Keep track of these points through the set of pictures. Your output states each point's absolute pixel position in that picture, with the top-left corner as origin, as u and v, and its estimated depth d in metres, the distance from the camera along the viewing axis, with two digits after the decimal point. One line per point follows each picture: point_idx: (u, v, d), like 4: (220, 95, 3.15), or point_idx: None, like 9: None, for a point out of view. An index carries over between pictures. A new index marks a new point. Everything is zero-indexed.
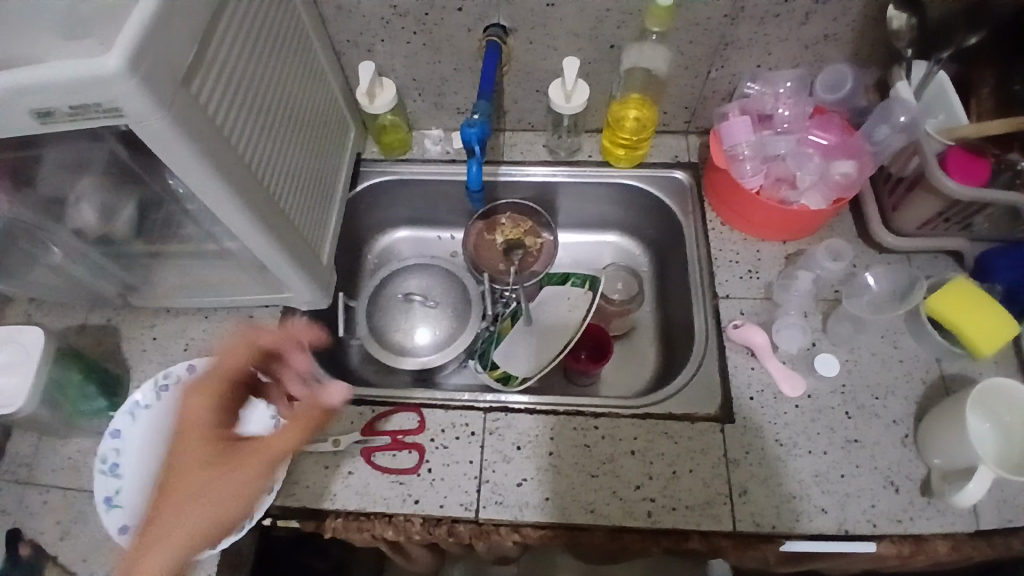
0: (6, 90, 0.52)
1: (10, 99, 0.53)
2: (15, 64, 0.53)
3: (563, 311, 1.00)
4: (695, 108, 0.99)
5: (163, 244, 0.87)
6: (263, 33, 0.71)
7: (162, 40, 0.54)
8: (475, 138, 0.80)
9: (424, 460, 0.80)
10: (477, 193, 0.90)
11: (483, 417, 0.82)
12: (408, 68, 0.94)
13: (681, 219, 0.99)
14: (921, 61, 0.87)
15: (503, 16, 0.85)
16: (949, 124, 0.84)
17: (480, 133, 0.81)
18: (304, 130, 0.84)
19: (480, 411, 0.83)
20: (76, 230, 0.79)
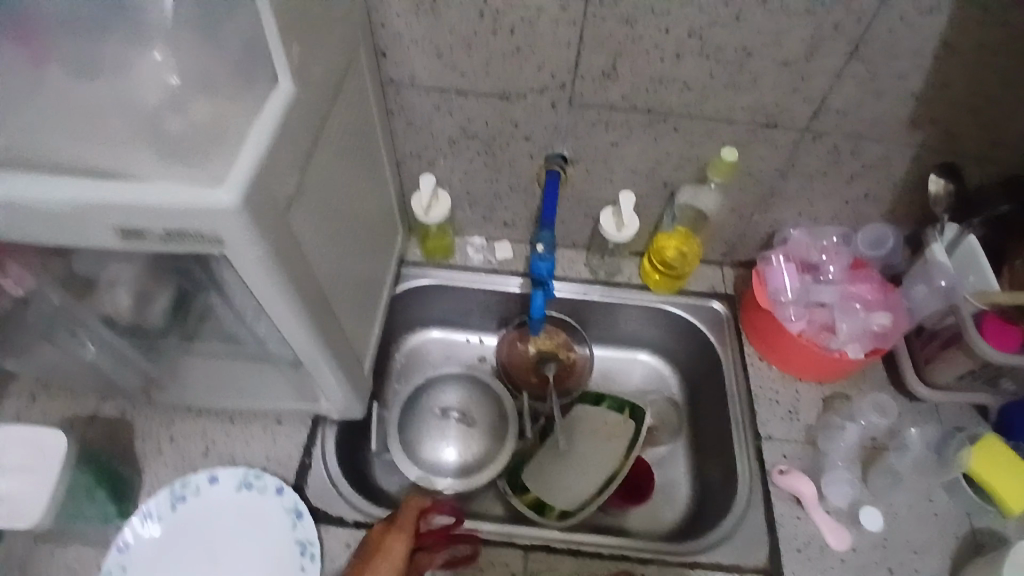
0: (90, 205, 0.47)
1: (93, 214, 0.48)
2: (99, 173, 0.48)
3: (597, 435, 0.97)
4: (735, 244, 1.02)
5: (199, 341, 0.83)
6: (346, 155, 0.71)
7: (272, 172, 0.51)
8: (547, 272, 0.82)
9: (477, 553, 0.78)
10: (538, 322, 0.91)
11: (524, 558, 0.78)
12: (464, 183, 0.96)
13: (718, 350, 1.00)
14: (953, 224, 0.90)
15: (567, 148, 0.88)
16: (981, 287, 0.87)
17: (550, 267, 0.83)
18: (361, 238, 0.83)
19: (521, 549, 0.78)
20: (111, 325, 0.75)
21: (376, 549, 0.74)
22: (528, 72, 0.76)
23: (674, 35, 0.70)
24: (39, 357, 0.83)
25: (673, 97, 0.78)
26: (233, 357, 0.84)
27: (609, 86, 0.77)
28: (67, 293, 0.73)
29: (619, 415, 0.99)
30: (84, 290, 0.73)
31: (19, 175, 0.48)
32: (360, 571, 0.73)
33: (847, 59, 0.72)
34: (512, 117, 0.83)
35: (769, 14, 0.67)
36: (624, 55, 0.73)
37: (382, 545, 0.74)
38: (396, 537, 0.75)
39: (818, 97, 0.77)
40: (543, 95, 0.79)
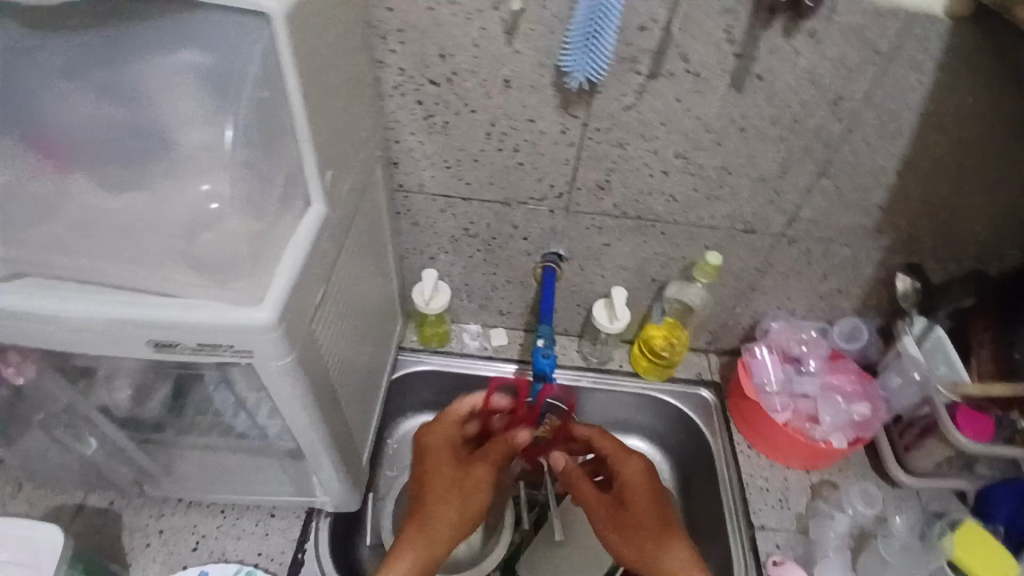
0: (129, 322, 0.50)
1: (131, 330, 0.51)
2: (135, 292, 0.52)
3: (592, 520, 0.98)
4: (719, 333, 1.07)
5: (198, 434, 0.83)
6: (359, 258, 0.76)
7: (302, 286, 0.55)
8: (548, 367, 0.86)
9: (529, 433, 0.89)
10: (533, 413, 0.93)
11: None
12: (462, 275, 1.00)
13: (707, 437, 1.03)
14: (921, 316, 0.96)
15: (562, 247, 0.93)
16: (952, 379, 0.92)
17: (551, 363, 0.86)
18: (367, 332, 0.86)
19: None
20: (112, 421, 0.75)
21: (428, 493, 0.84)
22: (529, 181, 0.83)
23: (663, 154, 0.77)
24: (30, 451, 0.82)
25: (660, 206, 0.85)
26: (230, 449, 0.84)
27: (603, 195, 0.84)
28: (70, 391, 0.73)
29: None
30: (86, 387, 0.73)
31: (59, 290, 0.51)
32: (417, 510, 0.84)
33: (816, 179, 0.80)
34: (512, 219, 0.89)
35: (746, 140, 0.75)
36: (617, 170, 0.80)
37: (432, 471, 0.86)
38: (446, 459, 0.87)
39: (791, 208, 0.84)
40: (541, 201, 0.85)
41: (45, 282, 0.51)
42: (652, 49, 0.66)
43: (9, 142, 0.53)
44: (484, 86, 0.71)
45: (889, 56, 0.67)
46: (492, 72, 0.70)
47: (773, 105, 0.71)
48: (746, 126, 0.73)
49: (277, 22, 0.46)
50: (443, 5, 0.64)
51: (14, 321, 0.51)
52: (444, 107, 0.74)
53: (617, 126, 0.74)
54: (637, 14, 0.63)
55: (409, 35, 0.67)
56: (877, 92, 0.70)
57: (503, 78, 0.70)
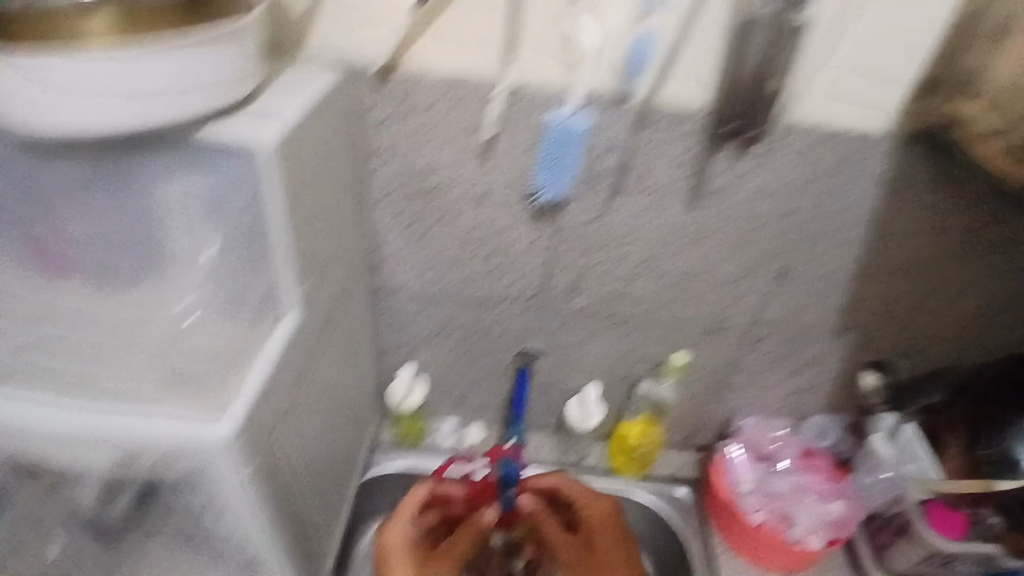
0: (96, 431, 0.53)
1: (96, 438, 0.53)
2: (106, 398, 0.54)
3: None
4: (694, 429, 1.08)
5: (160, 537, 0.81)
6: (334, 360, 0.78)
7: (267, 399, 0.58)
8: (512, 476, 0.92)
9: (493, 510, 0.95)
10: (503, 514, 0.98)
11: None
12: (439, 373, 1.01)
13: (685, 538, 1.01)
14: (887, 411, 0.97)
15: (536, 346, 0.96)
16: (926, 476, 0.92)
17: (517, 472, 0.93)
18: (343, 431, 0.87)
19: None
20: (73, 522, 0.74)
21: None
22: (502, 284, 0.86)
23: (630, 260, 0.82)
24: None
25: (630, 308, 0.88)
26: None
27: (574, 296, 0.87)
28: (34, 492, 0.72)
29: None
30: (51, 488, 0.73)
31: (35, 395, 0.54)
32: None
33: (775, 283, 0.84)
34: (487, 319, 0.92)
35: (706, 249, 0.80)
36: (587, 275, 0.84)
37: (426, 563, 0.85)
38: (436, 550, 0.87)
39: (753, 310, 0.88)
40: (516, 302, 0.89)
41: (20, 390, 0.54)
42: (614, 171, 0.71)
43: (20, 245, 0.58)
44: (461, 199, 0.76)
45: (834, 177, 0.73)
46: (469, 186, 0.74)
47: (726, 221, 0.76)
48: (706, 237, 0.78)
49: (266, 155, 0.51)
50: (423, 130, 0.69)
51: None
52: (425, 217, 0.78)
53: (585, 235, 0.79)
54: (602, 140, 0.68)
55: (393, 156, 0.72)
56: (823, 209, 0.76)
57: (479, 192, 0.75)
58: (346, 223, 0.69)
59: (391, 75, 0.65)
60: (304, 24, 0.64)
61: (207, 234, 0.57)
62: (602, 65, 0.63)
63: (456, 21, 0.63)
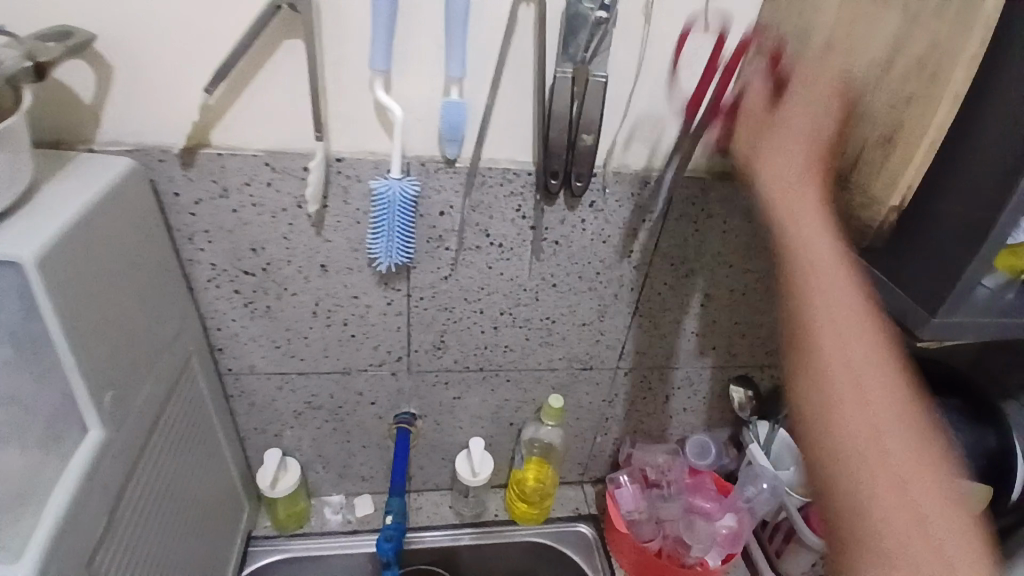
0: None
1: None
2: None
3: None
4: (587, 463, 1.08)
5: None
6: (175, 458, 0.70)
7: (77, 519, 0.51)
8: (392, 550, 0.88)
9: None
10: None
11: None
12: (315, 447, 0.95)
13: None
14: (762, 419, 1.03)
15: (413, 406, 0.92)
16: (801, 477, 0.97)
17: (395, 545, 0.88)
18: (200, 532, 0.78)
19: None
20: None
21: None
22: (364, 350, 0.83)
23: (489, 313, 0.81)
24: None
25: (499, 358, 0.87)
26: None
27: (441, 354, 0.85)
28: None
29: None
30: None
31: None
32: None
33: (632, 319, 0.87)
34: (355, 388, 0.88)
35: (560, 294, 0.81)
36: (450, 332, 0.83)
37: None
38: None
39: (618, 345, 0.90)
40: (382, 367, 0.85)
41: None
42: (455, 229, 0.72)
43: None
44: (300, 272, 0.73)
45: (666, 216, 0.76)
46: (306, 259, 0.72)
47: (575, 263, 0.78)
48: (557, 283, 0.80)
49: (29, 271, 0.48)
50: (245, 207, 0.67)
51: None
52: (264, 293, 0.75)
53: (439, 294, 0.78)
54: (434, 202, 0.69)
55: (215, 235, 0.69)
56: (663, 243, 0.79)
57: (320, 263, 0.73)
58: (164, 317, 0.67)
59: (196, 150, 0.64)
60: (93, 107, 0.61)
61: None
62: (414, 129, 0.64)
63: (256, 95, 0.61)
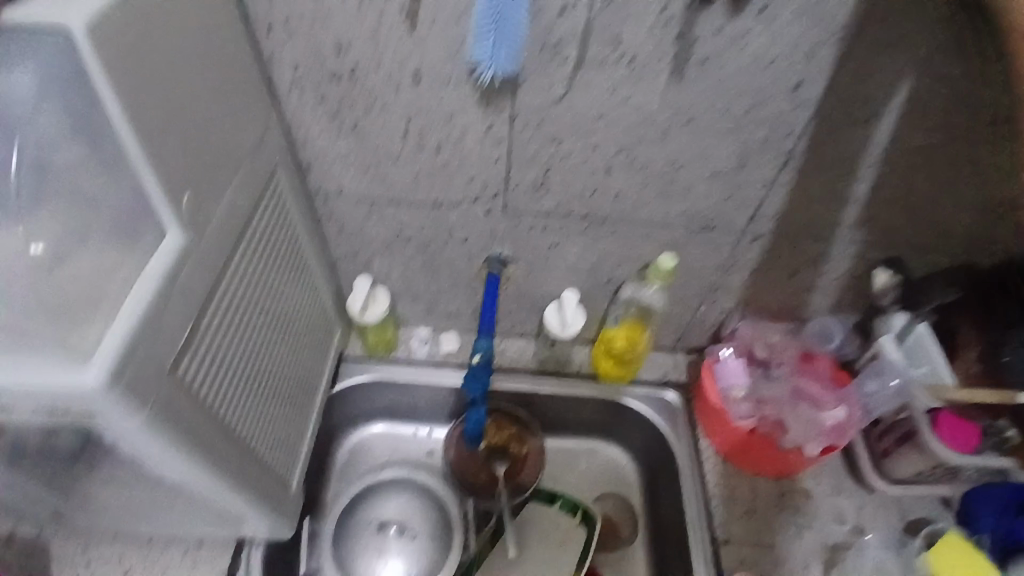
0: None
1: None
2: None
3: (558, 541, 0.94)
4: (685, 331, 1.00)
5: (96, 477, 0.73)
6: (264, 277, 0.68)
7: (155, 326, 0.48)
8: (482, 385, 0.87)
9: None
10: (472, 425, 0.95)
11: None
12: (404, 279, 0.92)
13: (673, 444, 0.97)
14: (904, 312, 0.86)
15: (506, 248, 0.85)
16: (934, 382, 0.82)
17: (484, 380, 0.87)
18: (292, 345, 0.79)
19: None
20: None
21: None
22: (458, 182, 0.74)
23: (603, 150, 0.70)
24: None
25: (607, 205, 0.76)
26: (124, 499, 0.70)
27: (543, 195, 0.75)
28: None
29: (569, 517, 0.96)
30: None
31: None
32: None
33: (773, 173, 0.72)
34: (447, 224, 0.81)
35: (693, 133, 0.67)
36: (555, 168, 0.71)
37: None
38: None
39: (749, 206, 0.76)
40: (476, 203, 0.77)
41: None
42: (577, 36, 0.58)
43: None
44: (392, 83, 0.63)
45: (819, 86, 0.62)
46: (397, 68, 0.62)
47: (721, 93, 0.63)
48: (691, 118, 0.66)
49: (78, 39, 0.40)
50: None
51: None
52: (350, 107, 0.66)
53: (549, 122, 0.66)
54: None
55: (296, 30, 0.60)
56: (841, 78, 0.61)
57: (413, 72, 0.62)
58: (242, 122, 0.60)
59: None
60: None
61: (74, 142, 0.49)
62: None
63: None
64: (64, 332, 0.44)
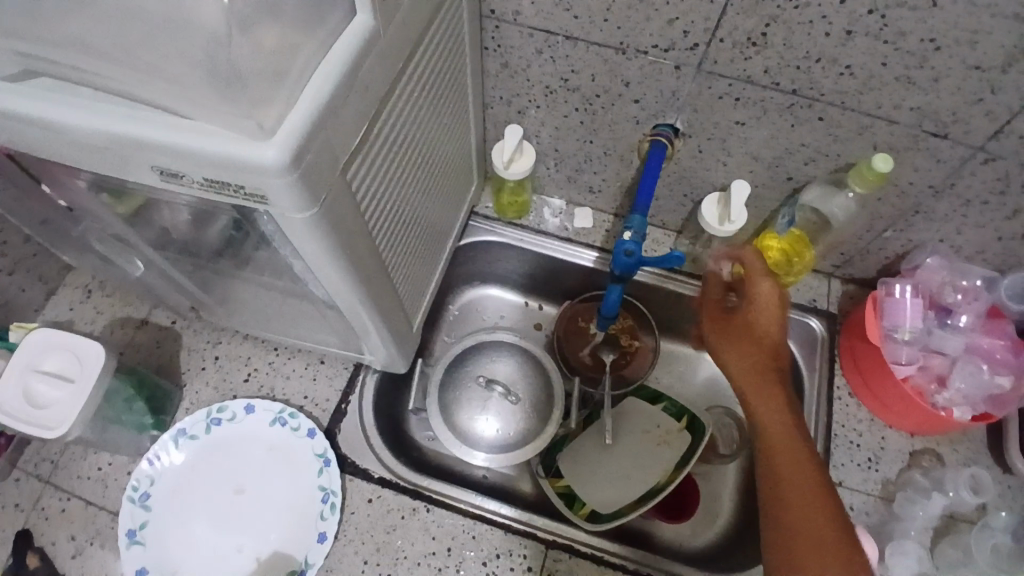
0: (131, 140, 0.42)
1: (133, 151, 0.42)
2: (136, 103, 0.43)
3: (657, 440, 0.87)
4: (852, 257, 0.87)
5: (231, 280, 0.74)
6: (430, 99, 0.62)
7: (336, 115, 0.43)
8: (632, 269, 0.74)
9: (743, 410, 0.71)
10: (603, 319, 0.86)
11: (506, 537, 0.76)
12: (554, 140, 0.83)
13: (802, 376, 0.87)
14: None
15: (680, 118, 0.74)
16: None
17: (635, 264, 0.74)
18: (437, 184, 0.74)
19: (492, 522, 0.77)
20: (153, 233, 0.68)
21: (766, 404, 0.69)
22: (656, 25, 0.63)
23: (852, 6, 0.56)
24: (85, 257, 0.79)
25: (826, 80, 0.64)
26: (271, 292, 0.74)
27: (751, 56, 0.64)
28: (121, 219, 0.66)
29: (675, 421, 0.87)
30: (131, 218, 0.65)
31: (64, 94, 0.43)
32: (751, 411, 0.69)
33: None
34: (623, 77, 0.70)
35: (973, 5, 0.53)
36: (780, 21, 0.59)
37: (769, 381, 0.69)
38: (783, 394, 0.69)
39: (1005, 114, 0.61)
40: (667, 54, 0.66)
41: (56, 83, 0.44)
42: None
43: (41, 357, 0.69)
44: None
45: None
46: None
47: None
48: None
49: None
50: None
51: (11, 124, 0.45)
52: None
53: None
54: None
55: None
56: None
57: None
58: None
59: None
60: None
61: None
62: None
63: None
64: (249, 103, 0.40)
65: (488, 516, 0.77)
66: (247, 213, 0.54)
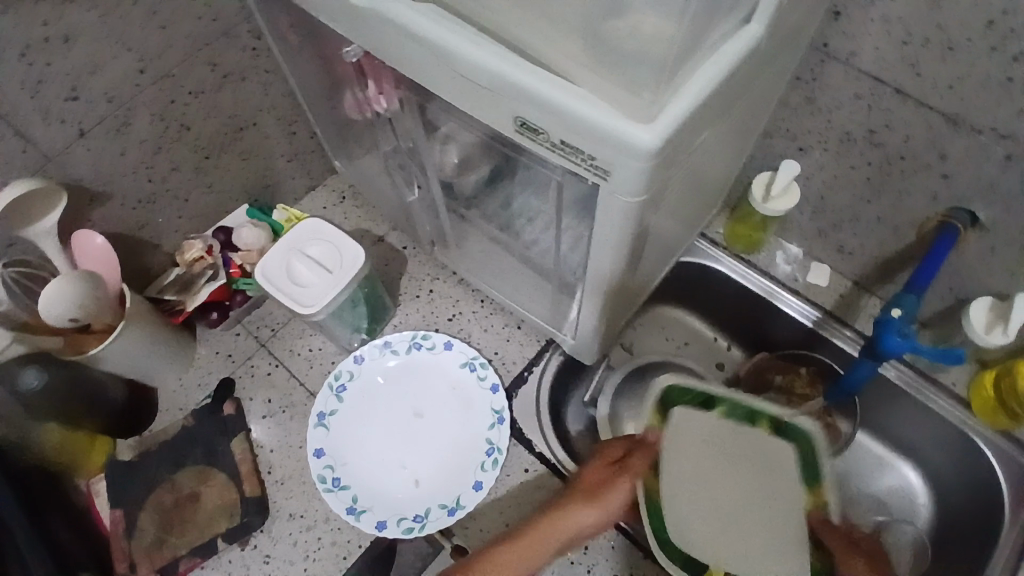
0: (507, 86, 0.46)
1: (503, 97, 0.47)
2: (520, 56, 0.47)
3: (749, 453, 0.71)
4: None
5: (474, 228, 0.80)
6: (742, 118, 0.62)
7: (697, 117, 0.45)
8: (897, 349, 0.69)
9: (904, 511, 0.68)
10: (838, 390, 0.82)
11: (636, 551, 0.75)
12: (823, 188, 0.79)
13: (1002, 527, 0.75)
14: None
15: (986, 208, 0.67)
16: None
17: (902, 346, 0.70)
18: (698, 201, 0.74)
19: None
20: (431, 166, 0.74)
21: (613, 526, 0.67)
22: (1007, 107, 0.58)
23: None
24: (362, 169, 0.89)
25: None
26: (508, 251, 0.79)
27: None
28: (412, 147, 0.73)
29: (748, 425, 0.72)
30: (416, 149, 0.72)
31: (455, 28, 0.48)
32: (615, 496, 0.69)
33: None
34: (941, 148, 0.65)
35: None
36: None
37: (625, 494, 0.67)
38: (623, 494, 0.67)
39: None
40: (1003, 141, 0.60)
41: (447, 14, 0.49)
42: None
43: (308, 241, 0.80)
44: None
45: None
46: None
47: None
48: None
49: None
50: None
51: (402, 42, 0.51)
52: None
53: None
54: None
55: None
56: None
57: None
58: None
59: None
60: None
61: None
62: None
63: None
64: (634, 86, 0.43)
65: (633, 536, 0.76)
66: (546, 176, 0.58)
